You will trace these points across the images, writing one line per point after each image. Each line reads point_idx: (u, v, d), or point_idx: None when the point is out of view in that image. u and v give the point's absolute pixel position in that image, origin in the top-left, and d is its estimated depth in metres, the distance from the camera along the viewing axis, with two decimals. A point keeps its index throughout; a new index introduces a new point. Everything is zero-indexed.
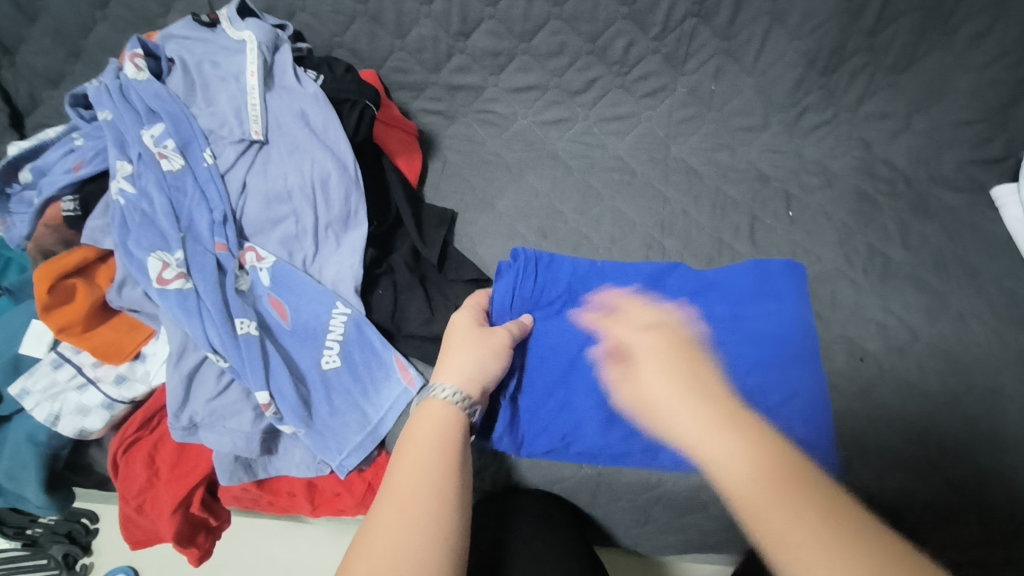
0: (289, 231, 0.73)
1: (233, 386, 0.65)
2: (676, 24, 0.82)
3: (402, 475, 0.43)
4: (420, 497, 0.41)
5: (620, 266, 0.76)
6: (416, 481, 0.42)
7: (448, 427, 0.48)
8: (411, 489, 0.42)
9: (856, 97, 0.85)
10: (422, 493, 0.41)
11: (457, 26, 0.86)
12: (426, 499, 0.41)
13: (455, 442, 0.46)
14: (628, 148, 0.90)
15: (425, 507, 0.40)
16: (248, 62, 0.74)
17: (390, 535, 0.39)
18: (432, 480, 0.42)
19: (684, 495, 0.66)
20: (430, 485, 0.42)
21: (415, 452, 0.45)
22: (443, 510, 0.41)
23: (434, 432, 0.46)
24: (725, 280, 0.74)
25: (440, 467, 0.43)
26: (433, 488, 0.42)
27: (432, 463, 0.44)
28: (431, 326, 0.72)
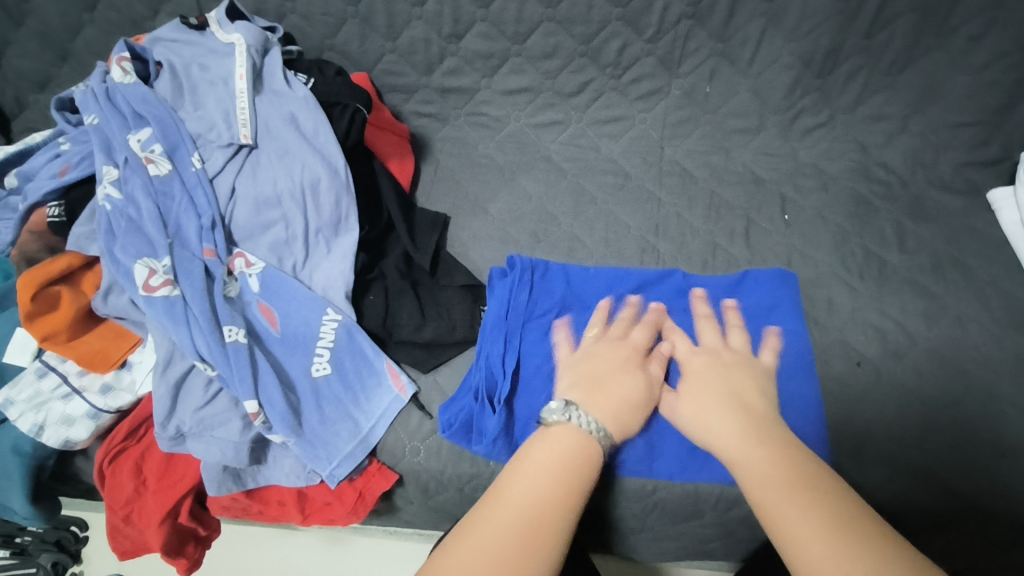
0: (279, 236, 0.71)
1: (221, 395, 0.64)
2: (671, 25, 0.82)
3: (520, 499, 0.43)
4: (517, 505, 0.43)
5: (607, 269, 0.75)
6: (538, 513, 0.43)
7: (586, 460, 0.47)
8: (532, 523, 0.42)
9: (852, 99, 0.84)
10: (543, 529, 0.42)
11: (449, 28, 0.85)
12: (523, 511, 0.43)
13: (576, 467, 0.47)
14: (622, 151, 0.89)
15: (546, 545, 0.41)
16: (237, 65, 0.73)
17: (487, 534, 0.41)
18: (556, 515, 0.43)
19: (680, 502, 0.65)
20: (554, 523, 0.43)
21: (541, 480, 0.45)
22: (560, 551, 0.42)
23: (559, 450, 0.47)
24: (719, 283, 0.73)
25: (544, 480, 0.45)
26: (555, 527, 0.42)
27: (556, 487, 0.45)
28: (423, 332, 0.71)
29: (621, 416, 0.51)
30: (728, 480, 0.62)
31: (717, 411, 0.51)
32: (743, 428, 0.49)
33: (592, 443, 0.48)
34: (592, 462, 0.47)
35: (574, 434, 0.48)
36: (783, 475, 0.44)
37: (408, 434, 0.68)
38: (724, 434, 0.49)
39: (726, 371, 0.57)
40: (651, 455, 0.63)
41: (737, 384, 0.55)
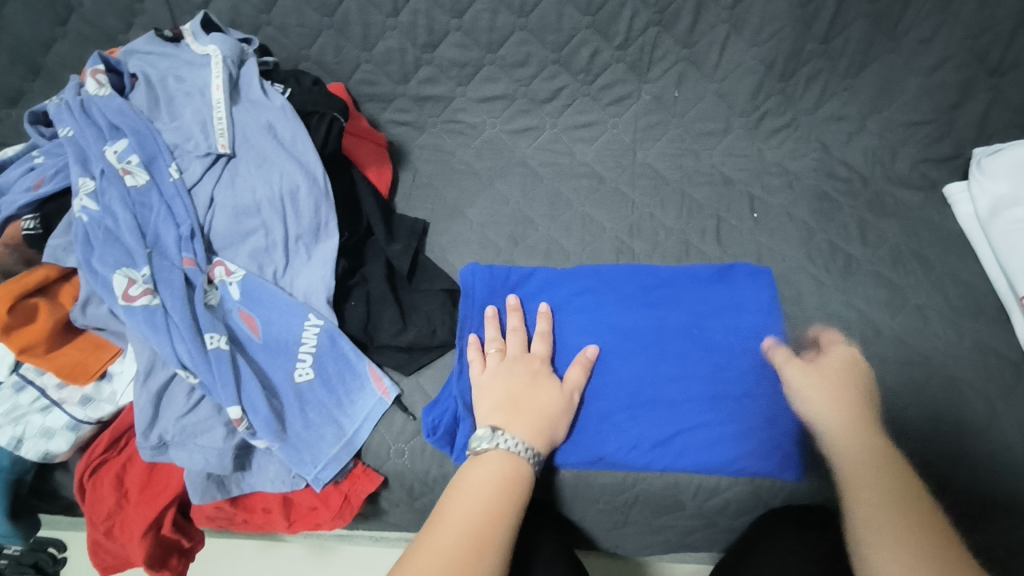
0: (258, 245, 0.72)
1: (204, 403, 0.64)
2: (639, 33, 0.84)
3: (460, 516, 0.49)
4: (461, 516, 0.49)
5: (573, 271, 0.78)
6: (480, 527, 0.49)
7: (515, 481, 0.53)
8: (473, 540, 0.48)
9: (813, 102, 0.88)
10: (480, 545, 0.48)
11: (424, 38, 0.87)
12: (476, 530, 0.48)
13: (511, 485, 0.53)
14: (596, 155, 0.91)
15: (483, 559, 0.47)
16: (213, 76, 0.74)
17: (446, 540, 0.47)
18: (493, 528, 0.49)
19: (661, 494, 0.67)
20: (492, 536, 0.48)
21: (477, 499, 0.51)
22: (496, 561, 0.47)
23: (494, 476, 0.53)
24: (695, 279, 0.76)
25: (486, 492, 0.52)
26: (493, 540, 0.48)
27: (490, 503, 0.51)
28: (404, 336, 0.72)
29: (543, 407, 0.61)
30: (703, 469, 0.64)
31: (839, 403, 0.60)
32: (855, 420, 0.58)
33: (519, 461, 0.54)
34: (521, 480, 0.54)
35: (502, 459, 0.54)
36: (880, 472, 0.52)
37: (392, 436, 0.69)
38: (836, 422, 0.58)
39: (850, 377, 0.63)
40: (629, 448, 0.65)
41: (858, 387, 0.62)
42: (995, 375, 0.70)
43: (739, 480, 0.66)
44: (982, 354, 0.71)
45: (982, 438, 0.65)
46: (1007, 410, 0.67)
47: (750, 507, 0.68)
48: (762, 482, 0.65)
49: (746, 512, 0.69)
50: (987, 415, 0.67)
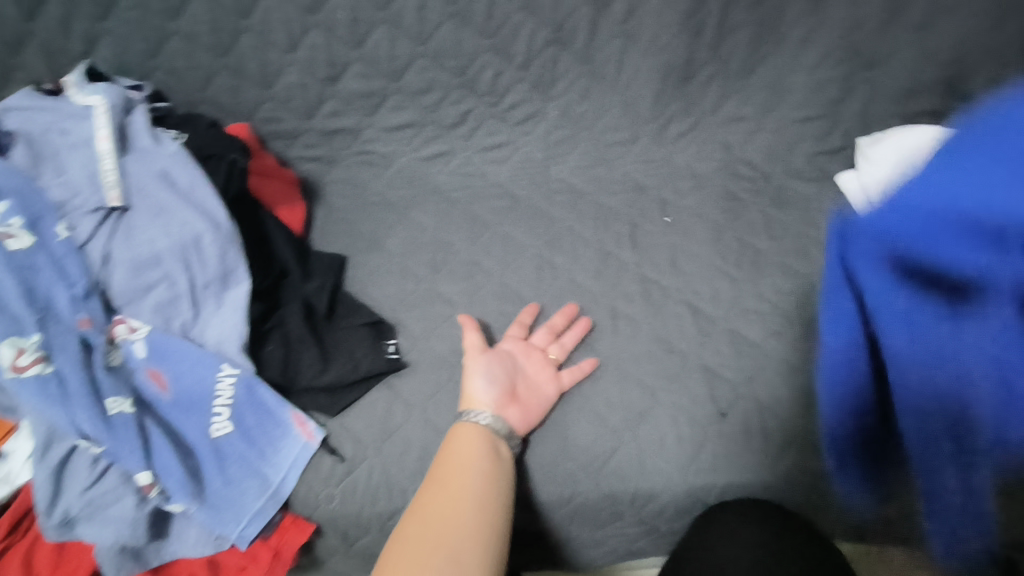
0: (162, 297, 0.69)
1: (111, 472, 0.60)
2: (538, 52, 0.86)
3: (458, 471, 0.58)
4: (459, 482, 0.57)
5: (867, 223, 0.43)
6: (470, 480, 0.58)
7: (485, 439, 0.62)
8: (466, 490, 0.57)
9: (711, 105, 0.91)
10: (473, 497, 0.56)
11: (324, 71, 0.86)
12: (466, 490, 0.56)
13: (487, 446, 0.61)
14: (509, 175, 0.94)
15: (478, 504, 0.56)
16: (98, 126, 0.71)
17: (444, 482, 0.57)
18: (479, 479, 0.58)
19: (599, 503, 0.68)
20: (482, 487, 0.57)
21: (468, 456, 0.60)
22: (485, 505, 0.56)
23: (474, 443, 0.61)
24: None
25: (481, 457, 0.60)
26: (486, 492, 0.57)
27: (479, 462, 0.60)
28: (325, 376, 0.70)
29: (481, 359, 0.69)
30: None
31: None
32: None
33: (483, 428, 0.63)
34: (484, 435, 0.62)
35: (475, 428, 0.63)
36: None
37: (321, 481, 0.67)
38: None
39: None
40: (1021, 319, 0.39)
41: None
42: None
43: (672, 483, 0.67)
44: None
45: None
46: None
47: (686, 508, 0.69)
48: (694, 483, 0.67)
49: (683, 514, 0.70)
50: None
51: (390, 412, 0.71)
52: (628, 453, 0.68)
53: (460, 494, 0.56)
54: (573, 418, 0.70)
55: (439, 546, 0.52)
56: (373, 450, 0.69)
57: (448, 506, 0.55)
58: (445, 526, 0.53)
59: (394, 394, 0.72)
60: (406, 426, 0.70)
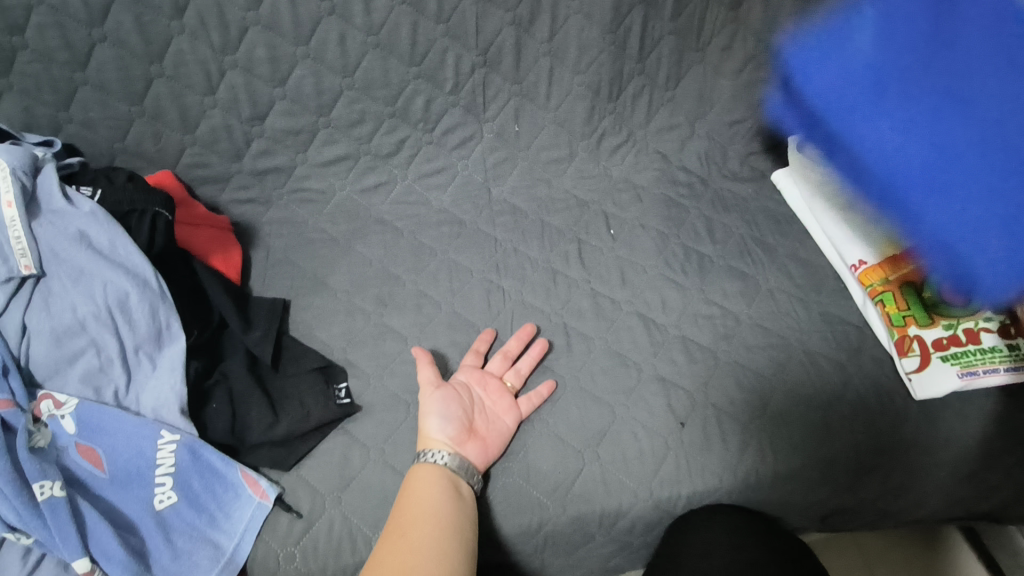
0: (90, 366, 0.65)
1: (44, 564, 0.57)
2: (467, 75, 0.85)
3: (414, 520, 0.56)
4: (413, 533, 0.55)
5: None
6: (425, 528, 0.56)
7: (443, 480, 0.60)
8: (421, 540, 0.55)
9: (644, 116, 0.92)
10: (429, 547, 0.54)
11: (248, 112, 0.83)
12: (422, 541, 0.55)
13: (445, 487, 0.60)
14: (451, 200, 0.92)
15: (434, 554, 0.54)
16: (2, 191, 0.66)
17: (399, 534, 0.55)
18: (436, 526, 0.56)
19: (571, 528, 0.67)
20: (439, 535, 0.56)
21: (424, 501, 0.58)
22: (442, 555, 0.54)
23: (433, 486, 0.60)
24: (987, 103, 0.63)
25: (438, 501, 0.58)
26: (442, 538, 0.55)
27: (436, 506, 0.58)
28: (276, 430, 0.67)
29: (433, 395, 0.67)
30: None
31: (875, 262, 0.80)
32: None
33: (443, 469, 0.61)
34: (446, 477, 0.61)
35: (435, 469, 0.61)
36: None
37: (279, 541, 0.64)
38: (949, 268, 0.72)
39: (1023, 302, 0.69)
40: None
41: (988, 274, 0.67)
42: (843, 342, 0.75)
43: (639, 498, 0.67)
44: (832, 323, 0.77)
45: (846, 400, 0.70)
46: (858, 372, 0.72)
47: (658, 521, 0.69)
48: (662, 496, 0.67)
49: (655, 527, 0.70)
50: (845, 381, 0.71)
51: (347, 459, 0.69)
52: (593, 473, 0.67)
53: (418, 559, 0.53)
54: (535, 444, 0.69)
55: None
56: (332, 501, 0.66)
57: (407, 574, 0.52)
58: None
59: (350, 439, 0.70)
60: (364, 472, 0.68)
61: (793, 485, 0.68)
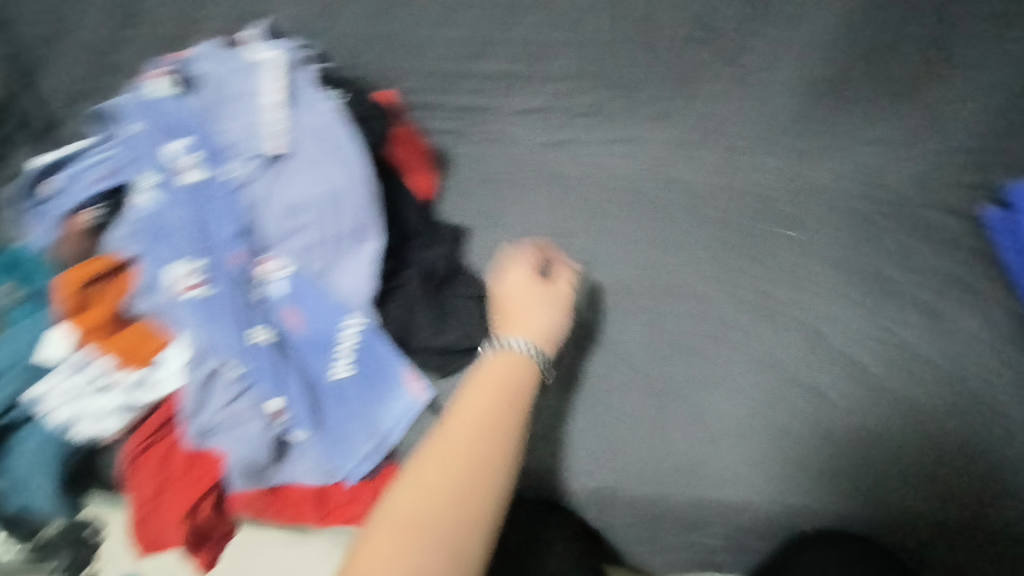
0: (305, 243, 0.74)
1: (247, 394, 0.67)
2: (680, 49, 0.85)
3: (477, 411, 0.53)
4: (473, 429, 0.52)
5: None
6: (486, 425, 0.53)
7: (521, 375, 0.58)
8: (480, 436, 0.52)
9: (857, 122, 0.87)
10: (489, 445, 0.52)
11: (470, 49, 0.89)
12: (481, 436, 0.52)
13: (519, 382, 0.57)
14: (640, 169, 0.91)
15: (493, 451, 0.51)
16: (271, 80, 0.78)
17: (460, 428, 0.52)
18: (496, 422, 0.53)
19: (691, 510, 0.68)
20: (500, 434, 0.53)
21: (493, 393, 0.55)
22: (504, 457, 0.51)
23: (510, 381, 0.57)
24: None
25: (508, 398, 0.55)
26: (501, 437, 0.52)
27: (505, 403, 0.55)
28: (443, 337, 0.74)
29: (525, 288, 0.68)
30: None
31: None
32: None
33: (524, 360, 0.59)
34: (526, 369, 0.59)
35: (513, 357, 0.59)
36: None
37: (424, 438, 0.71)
38: None
39: None
40: None
41: None
42: None
43: (765, 501, 0.67)
44: None
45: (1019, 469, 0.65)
46: None
47: (775, 530, 0.68)
48: (789, 505, 0.66)
49: (771, 535, 0.69)
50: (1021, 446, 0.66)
51: None
52: (725, 462, 0.68)
53: (487, 427, 0.52)
54: (672, 417, 0.71)
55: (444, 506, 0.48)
56: None
57: (473, 443, 0.51)
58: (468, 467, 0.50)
59: None
60: None
61: (933, 537, 0.65)
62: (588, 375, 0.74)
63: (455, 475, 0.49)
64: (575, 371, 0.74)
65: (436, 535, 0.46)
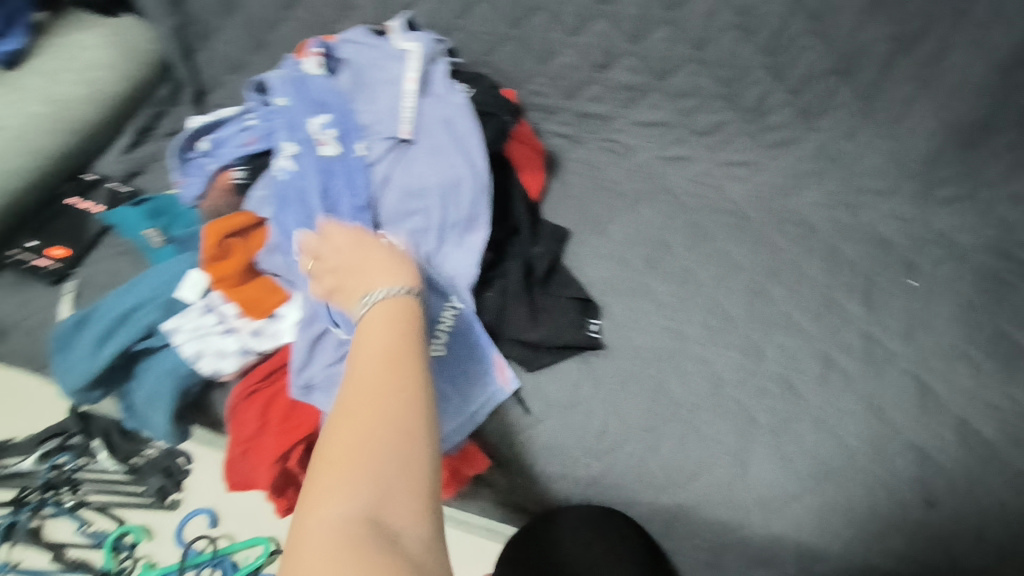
0: (418, 225, 0.77)
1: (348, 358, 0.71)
2: (817, 79, 0.82)
3: (380, 348, 0.50)
4: (381, 369, 0.48)
5: None
6: (395, 360, 0.49)
7: (401, 309, 0.55)
8: (391, 372, 0.47)
9: (999, 173, 0.82)
10: (400, 373, 0.47)
11: (598, 58, 0.91)
12: (393, 371, 0.47)
13: (399, 315, 0.54)
14: (743, 195, 0.91)
15: (405, 381, 0.47)
16: (409, 70, 0.83)
17: (367, 370, 0.48)
18: (406, 354, 0.49)
19: (765, 546, 0.67)
20: (409, 362, 0.49)
21: (383, 332, 0.51)
22: (419, 384, 0.47)
23: (380, 317, 0.54)
24: None
25: (376, 333, 0.51)
26: (412, 367, 0.48)
27: (371, 338, 0.51)
28: (536, 330, 0.76)
29: (387, 258, 0.61)
30: None
31: None
32: None
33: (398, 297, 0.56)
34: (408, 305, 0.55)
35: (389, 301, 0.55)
36: None
37: (506, 426, 0.74)
38: None
39: None
40: None
41: None
42: None
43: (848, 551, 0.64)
44: None
45: None
46: None
47: None
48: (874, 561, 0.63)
49: None
50: None
51: (579, 387, 0.75)
52: (809, 506, 0.65)
53: (398, 349, 0.49)
54: (760, 452, 0.68)
55: (363, 449, 0.43)
56: (557, 413, 0.74)
57: (390, 367, 0.48)
58: (390, 387, 0.46)
59: (588, 370, 0.76)
60: (591, 401, 0.74)
61: None
62: (675, 394, 0.73)
63: (369, 417, 0.45)
64: (662, 386, 0.74)
65: (357, 484, 0.41)
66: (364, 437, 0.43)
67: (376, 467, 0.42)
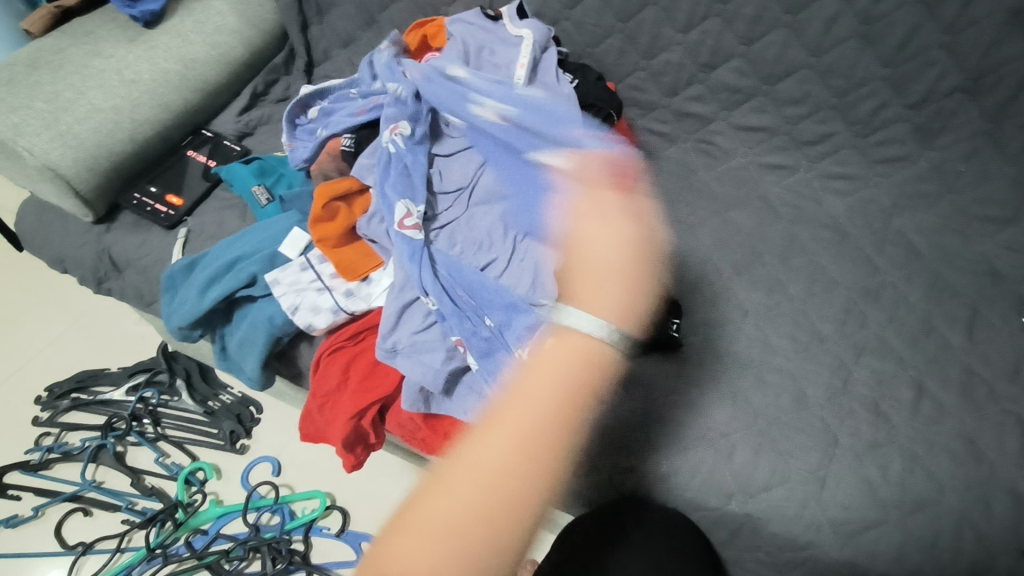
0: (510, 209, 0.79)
1: (435, 327, 0.74)
2: (940, 96, 0.79)
3: (533, 415, 0.48)
4: (519, 437, 0.47)
5: None
6: (531, 440, 0.47)
7: (585, 375, 0.51)
8: (527, 451, 0.46)
9: None
10: (530, 457, 0.46)
11: (705, 58, 0.90)
12: (528, 448, 0.47)
13: (570, 383, 0.50)
14: (846, 210, 0.86)
15: (534, 470, 0.46)
16: (521, 56, 0.86)
17: (513, 431, 0.47)
18: (554, 439, 0.47)
19: (835, 567, 0.65)
20: (552, 452, 0.47)
21: (541, 395, 0.49)
22: (547, 478, 0.46)
23: (551, 370, 0.51)
24: None
25: (536, 398, 0.49)
26: (551, 457, 0.47)
27: (533, 400, 0.49)
28: None
29: (623, 272, 0.58)
30: None
31: None
32: None
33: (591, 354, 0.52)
34: (597, 371, 0.52)
35: (581, 351, 0.52)
36: None
37: None
38: None
39: None
40: None
41: None
42: None
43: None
44: None
45: None
46: None
47: None
48: None
49: None
50: None
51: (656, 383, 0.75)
52: (888, 535, 0.64)
53: (541, 442, 0.46)
54: (839, 472, 0.67)
55: (477, 519, 0.44)
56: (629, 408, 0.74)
57: (526, 453, 0.46)
58: (521, 473, 0.46)
59: (665, 367, 0.75)
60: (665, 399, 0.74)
61: None
62: (754, 404, 0.72)
63: (493, 488, 0.45)
64: (739, 393, 0.73)
65: (446, 551, 0.43)
66: (478, 506, 0.44)
67: (471, 540, 0.43)
